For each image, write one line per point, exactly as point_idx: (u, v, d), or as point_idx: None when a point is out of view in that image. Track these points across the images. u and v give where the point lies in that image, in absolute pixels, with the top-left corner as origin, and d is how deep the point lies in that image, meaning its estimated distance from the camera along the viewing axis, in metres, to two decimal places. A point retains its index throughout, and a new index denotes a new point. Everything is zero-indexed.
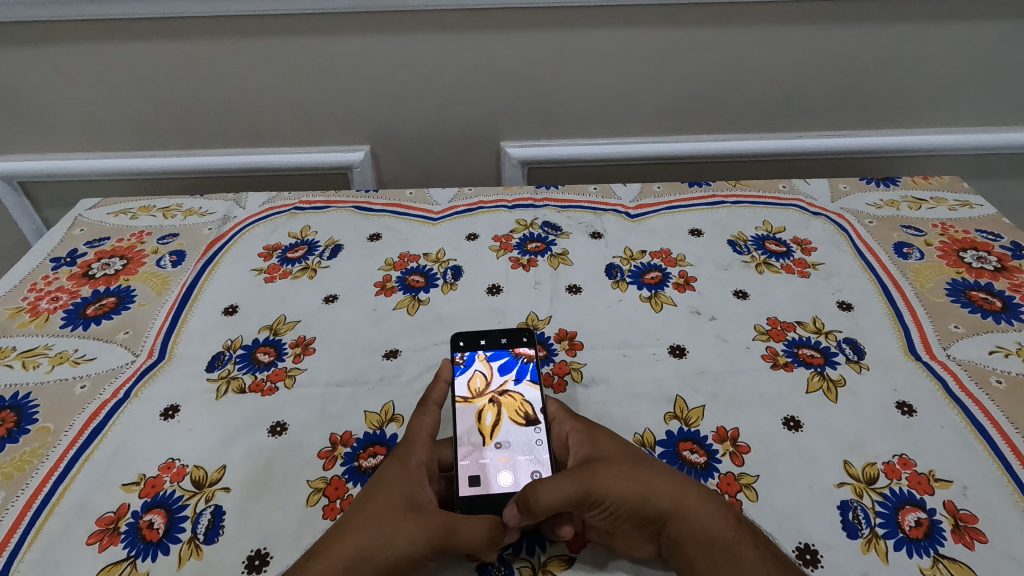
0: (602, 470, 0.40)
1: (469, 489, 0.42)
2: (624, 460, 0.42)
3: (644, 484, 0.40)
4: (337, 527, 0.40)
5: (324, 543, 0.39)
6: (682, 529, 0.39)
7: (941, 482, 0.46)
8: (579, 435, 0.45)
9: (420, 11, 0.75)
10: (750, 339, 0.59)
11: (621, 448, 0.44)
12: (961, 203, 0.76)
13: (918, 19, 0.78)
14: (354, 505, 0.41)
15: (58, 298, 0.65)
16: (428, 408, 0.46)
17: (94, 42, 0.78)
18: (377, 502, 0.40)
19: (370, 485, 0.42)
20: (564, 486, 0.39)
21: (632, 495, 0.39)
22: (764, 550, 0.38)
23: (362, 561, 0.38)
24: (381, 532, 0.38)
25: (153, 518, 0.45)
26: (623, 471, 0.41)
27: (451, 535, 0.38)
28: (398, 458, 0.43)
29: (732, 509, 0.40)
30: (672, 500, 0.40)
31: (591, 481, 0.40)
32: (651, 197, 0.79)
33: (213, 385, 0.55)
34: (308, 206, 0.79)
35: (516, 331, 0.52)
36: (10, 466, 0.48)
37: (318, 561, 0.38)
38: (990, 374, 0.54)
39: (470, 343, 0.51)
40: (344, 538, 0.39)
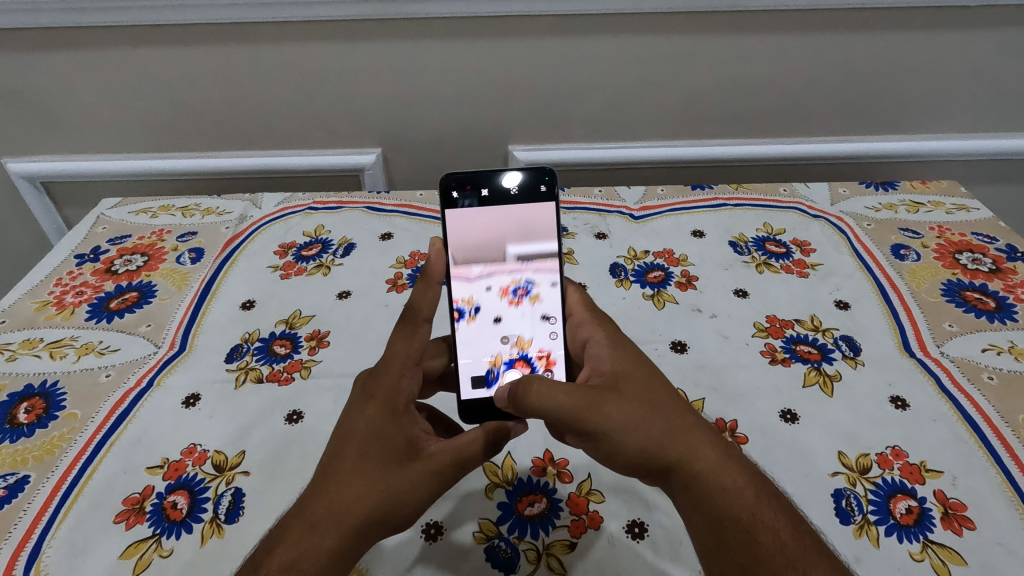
0: (612, 404, 0.42)
1: (473, 392, 0.49)
2: (645, 399, 0.43)
3: (655, 435, 0.41)
4: (331, 490, 0.40)
5: (325, 512, 0.39)
6: (682, 491, 0.41)
7: (931, 472, 0.48)
8: (608, 358, 0.46)
9: (432, 18, 0.78)
10: (749, 336, 0.61)
11: (648, 383, 0.44)
12: (958, 207, 0.78)
13: (918, 29, 0.80)
14: (344, 461, 0.41)
15: (83, 293, 0.68)
16: (415, 328, 0.46)
17: (118, 47, 0.81)
18: (375, 459, 0.41)
19: (359, 438, 0.42)
20: (567, 403, 0.41)
21: (634, 440, 0.41)
22: (784, 533, 0.38)
23: (375, 523, 0.40)
24: (393, 495, 0.40)
25: (177, 499, 0.47)
26: (635, 412, 0.42)
27: (456, 476, 0.43)
28: (382, 402, 0.43)
29: (759, 481, 0.41)
30: (683, 464, 0.41)
31: (596, 412, 0.41)
32: (654, 199, 0.82)
33: (231, 376, 0.57)
34: (322, 206, 0.81)
35: (535, 177, 0.50)
36: (41, 449, 0.51)
37: (329, 533, 0.39)
38: (982, 371, 0.55)
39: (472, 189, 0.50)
40: (350, 503, 0.39)
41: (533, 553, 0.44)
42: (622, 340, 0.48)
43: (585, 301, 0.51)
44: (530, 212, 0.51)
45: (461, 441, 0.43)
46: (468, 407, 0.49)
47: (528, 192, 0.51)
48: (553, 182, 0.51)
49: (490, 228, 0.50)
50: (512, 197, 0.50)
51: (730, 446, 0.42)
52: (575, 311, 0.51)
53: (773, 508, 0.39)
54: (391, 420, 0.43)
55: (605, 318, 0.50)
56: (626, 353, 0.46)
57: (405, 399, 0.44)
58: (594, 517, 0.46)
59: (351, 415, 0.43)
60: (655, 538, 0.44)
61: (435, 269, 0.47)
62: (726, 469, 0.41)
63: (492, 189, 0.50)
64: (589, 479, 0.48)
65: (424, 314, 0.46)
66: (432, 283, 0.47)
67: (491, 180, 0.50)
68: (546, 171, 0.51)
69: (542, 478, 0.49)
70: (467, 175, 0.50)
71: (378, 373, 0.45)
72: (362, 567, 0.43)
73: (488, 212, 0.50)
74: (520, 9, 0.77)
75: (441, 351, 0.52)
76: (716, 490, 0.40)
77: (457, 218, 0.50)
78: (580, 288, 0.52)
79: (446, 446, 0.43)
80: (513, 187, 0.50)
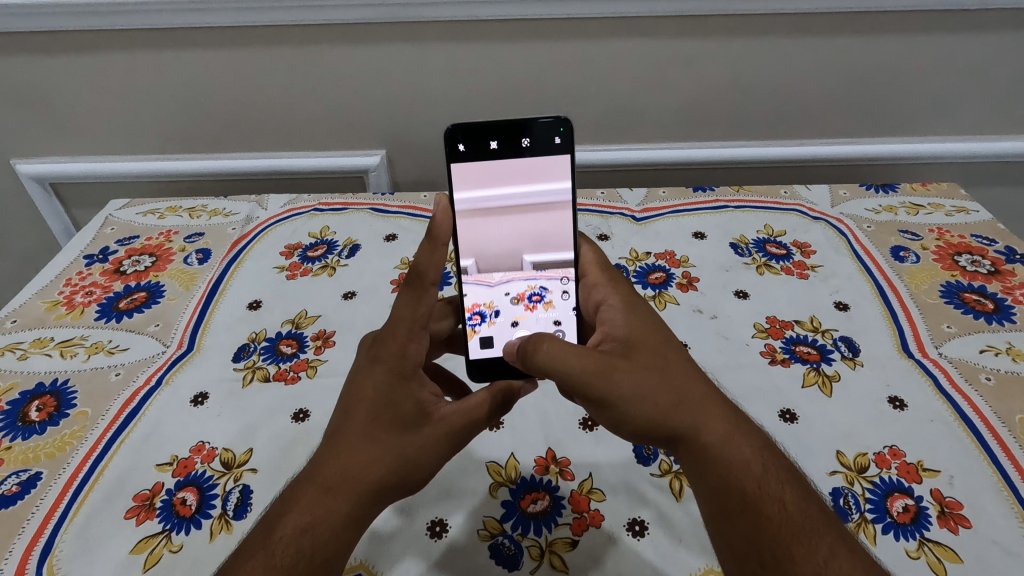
0: (623, 372, 0.42)
1: (481, 352, 0.52)
2: (656, 367, 0.43)
3: (665, 405, 0.41)
4: (344, 455, 0.40)
5: (339, 477, 0.40)
6: (691, 461, 0.41)
7: (928, 472, 0.48)
8: (621, 323, 0.46)
9: (436, 22, 0.79)
10: (749, 337, 0.61)
11: (659, 351, 0.44)
12: (958, 209, 0.79)
13: (918, 32, 0.80)
14: (356, 426, 0.42)
15: (92, 293, 0.69)
16: (422, 292, 0.46)
17: (127, 50, 0.82)
18: (387, 424, 0.42)
19: (370, 405, 0.42)
20: (579, 369, 0.42)
21: (644, 408, 0.41)
22: (791, 506, 0.39)
23: (389, 487, 0.41)
24: (407, 460, 0.41)
25: (186, 495, 0.48)
26: (646, 382, 0.42)
27: (465, 440, 0.44)
28: (390, 367, 0.44)
29: (768, 453, 0.41)
30: (691, 435, 0.41)
31: (608, 380, 0.41)
32: (656, 201, 0.82)
33: (239, 375, 0.58)
34: (327, 208, 0.82)
35: (549, 127, 0.50)
36: (52, 446, 0.52)
37: (344, 497, 0.39)
38: (980, 372, 0.56)
39: (482, 141, 0.49)
40: (364, 468, 0.40)
41: (535, 550, 0.45)
42: (636, 303, 0.48)
43: (599, 261, 0.51)
44: (542, 165, 0.50)
45: (469, 405, 0.45)
46: (475, 365, 0.51)
47: (542, 143, 0.50)
48: (569, 133, 0.50)
49: (501, 184, 0.50)
50: (524, 150, 0.50)
51: (740, 418, 0.43)
52: (590, 270, 0.51)
53: (780, 478, 0.40)
54: (401, 384, 0.44)
55: (621, 278, 0.50)
56: (639, 319, 0.46)
57: (412, 363, 0.45)
58: (595, 515, 0.46)
59: (359, 379, 0.44)
60: (656, 536, 0.45)
61: (441, 231, 0.46)
62: (733, 441, 0.41)
63: (503, 142, 0.50)
64: (590, 478, 0.49)
65: (430, 279, 0.46)
66: (438, 245, 0.46)
67: (503, 133, 0.49)
68: (561, 121, 0.50)
69: (545, 476, 0.49)
70: (476, 129, 0.49)
71: (385, 337, 0.45)
72: (370, 564, 0.44)
73: (499, 165, 0.50)
74: (523, 12, 0.78)
75: (447, 313, 0.54)
76: (722, 461, 0.40)
77: (466, 172, 0.50)
78: (595, 246, 0.52)
79: (456, 410, 0.44)
80: (526, 140, 0.50)
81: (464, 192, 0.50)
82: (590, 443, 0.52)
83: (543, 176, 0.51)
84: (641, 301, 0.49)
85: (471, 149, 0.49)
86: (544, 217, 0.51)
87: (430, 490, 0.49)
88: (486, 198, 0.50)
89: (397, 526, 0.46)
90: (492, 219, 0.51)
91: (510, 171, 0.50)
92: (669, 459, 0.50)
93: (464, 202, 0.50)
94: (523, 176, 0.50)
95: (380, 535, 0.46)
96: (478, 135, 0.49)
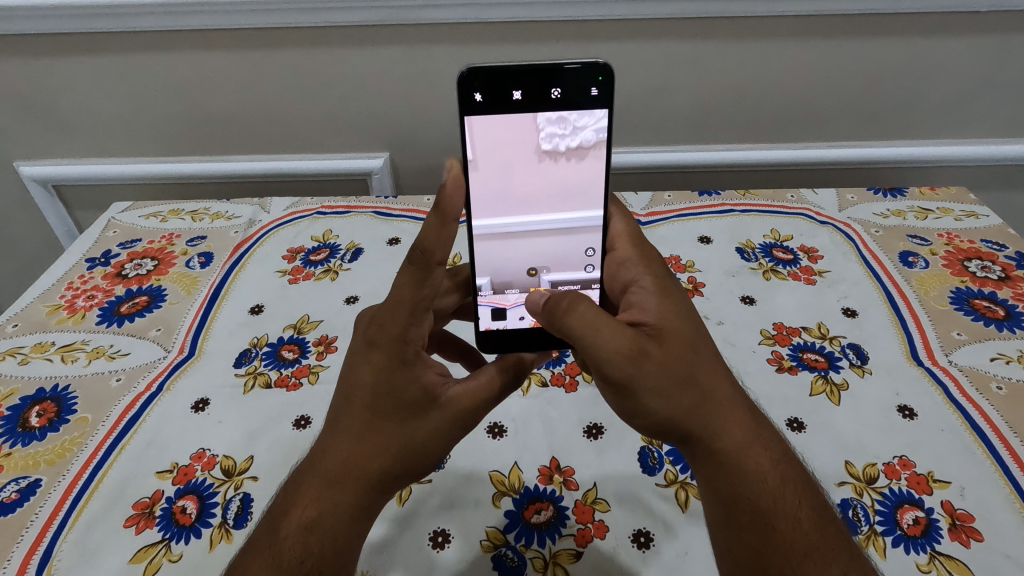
0: (655, 361, 0.40)
1: (493, 323, 0.50)
2: (689, 361, 0.41)
3: (689, 405, 0.40)
4: (346, 447, 0.40)
5: (341, 470, 0.39)
6: (705, 466, 0.41)
7: (939, 483, 0.47)
8: (655, 302, 0.43)
9: (439, 24, 0.78)
10: (756, 343, 0.61)
11: (693, 341, 0.42)
12: (967, 213, 0.78)
13: (927, 34, 0.80)
14: (356, 416, 0.40)
15: (94, 296, 0.69)
16: (426, 273, 0.40)
17: (130, 53, 0.81)
18: (388, 413, 0.40)
19: (371, 392, 0.40)
20: (612, 347, 0.39)
21: (668, 404, 0.40)
22: (804, 525, 0.38)
23: (395, 476, 0.40)
24: (411, 448, 0.40)
25: (186, 503, 0.48)
26: (675, 373, 0.40)
27: (473, 418, 0.43)
28: (390, 354, 0.40)
29: (787, 466, 0.40)
30: (710, 439, 0.40)
31: (638, 366, 0.39)
32: (661, 204, 0.82)
33: (240, 380, 0.58)
34: (330, 211, 0.82)
35: (586, 75, 0.43)
36: (52, 453, 0.51)
37: (348, 490, 0.39)
38: (991, 380, 0.55)
39: (502, 90, 0.43)
40: (367, 459, 0.39)
41: (539, 562, 0.44)
42: (670, 283, 0.45)
43: (630, 234, 0.49)
44: (570, 120, 0.44)
45: (478, 384, 0.43)
46: (485, 337, 0.49)
47: (574, 95, 0.43)
48: (607, 83, 0.43)
49: (521, 163, 0.45)
50: (553, 102, 0.43)
51: (761, 424, 0.42)
52: (620, 243, 0.49)
53: (796, 496, 0.39)
54: (404, 371, 0.40)
55: (653, 257, 0.48)
56: (674, 300, 0.44)
57: (414, 346, 0.42)
58: (599, 527, 0.46)
59: (356, 364, 0.41)
60: (661, 548, 0.44)
61: (452, 206, 0.39)
62: (752, 450, 0.40)
63: (528, 92, 0.43)
64: (595, 488, 0.48)
65: (438, 259, 0.40)
66: (449, 222, 0.40)
67: (529, 80, 0.43)
68: (600, 68, 0.43)
69: (548, 486, 0.49)
70: (496, 75, 0.42)
71: (382, 320, 0.41)
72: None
73: (520, 122, 0.44)
74: (526, 15, 0.77)
75: (452, 289, 0.52)
76: (738, 471, 0.40)
77: (482, 125, 0.44)
78: (626, 217, 0.50)
79: (464, 391, 0.42)
80: (555, 90, 0.43)
81: (480, 221, 0.47)
82: (594, 452, 0.51)
83: (569, 146, 0.45)
84: (675, 281, 0.46)
85: (489, 100, 0.43)
86: (559, 240, 0.49)
87: (432, 500, 0.48)
88: (504, 224, 0.47)
89: (399, 537, 0.46)
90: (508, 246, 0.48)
91: (533, 197, 0.47)
92: (674, 469, 0.49)
93: (482, 230, 0.47)
94: (546, 195, 0.47)
95: (382, 545, 0.45)
96: (498, 83, 0.43)
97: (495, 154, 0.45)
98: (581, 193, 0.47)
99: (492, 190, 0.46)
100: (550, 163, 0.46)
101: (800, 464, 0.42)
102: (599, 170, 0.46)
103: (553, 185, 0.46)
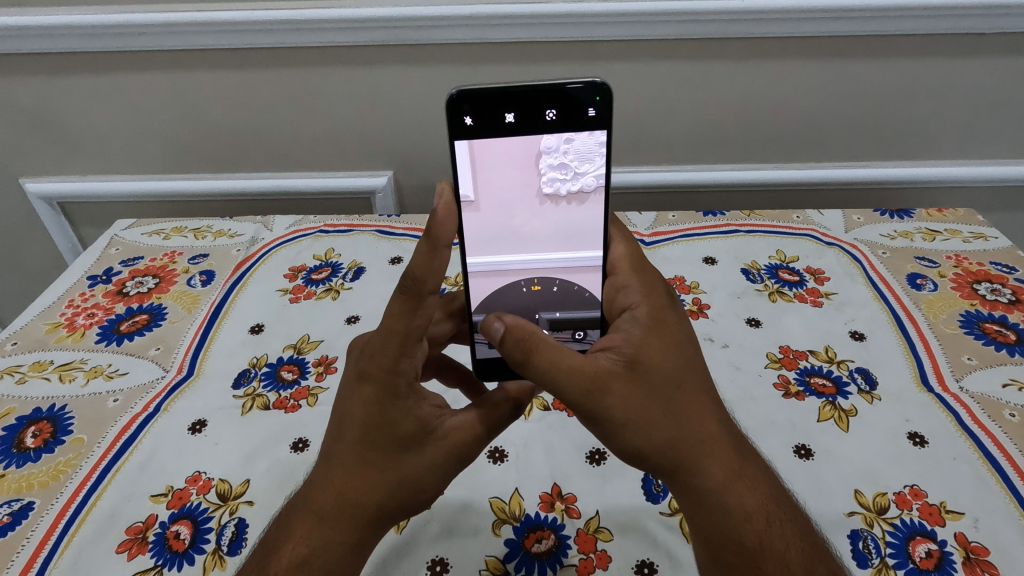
0: (618, 398, 0.39)
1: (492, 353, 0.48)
2: (664, 398, 0.40)
3: (664, 442, 0.39)
4: (339, 482, 0.39)
5: (334, 506, 0.39)
6: (691, 504, 0.40)
7: (952, 514, 0.46)
8: (637, 338, 0.41)
9: (444, 44, 0.79)
10: (762, 367, 0.60)
11: (675, 375, 0.40)
12: (975, 235, 0.77)
13: (932, 56, 0.79)
14: (348, 450, 0.39)
15: (94, 314, 0.68)
16: (418, 301, 0.39)
17: (138, 72, 0.82)
18: (382, 448, 0.39)
19: (363, 427, 0.39)
20: (570, 387, 0.39)
21: (638, 437, 0.39)
22: (794, 566, 0.37)
23: (389, 511, 0.40)
24: (404, 485, 0.40)
25: (180, 528, 0.47)
26: (645, 408, 0.39)
27: (470, 451, 0.43)
28: (382, 387, 0.39)
29: (772, 503, 0.40)
30: (690, 475, 0.40)
31: (599, 402, 0.39)
32: (666, 224, 0.81)
33: (238, 402, 0.57)
34: (333, 229, 0.82)
35: (583, 96, 0.42)
36: (46, 475, 0.50)
37: (341, 527, 0.39)
38: (1003, 407, 0.54)
39: (491, 114, 0.42)
40: (360, 495, 0.39)
41: None
42: (668, 316, 0.43)
43: (632, 259, 0.47)
44: (571, 158, 0.44)
45: (473, 417, 0.43)
46: (483, 365, 0.48)
47: (570, 117, 0.42)
48: (606, 102, 0.42)
49: (517, 194, 0.45)
50: (548, 124, 0.43)
51: (749, 462, 0.41)
52: (619, 269, 0.46)
53: (784, 536, 0.38)
54: (397, 405, 0.40)
55: (655, 285, 0.45)
56: (664, 334, 0.42)
57: (407, 378, 0.41)
58: (602, 557, 0.45)
59: (347, 395, 0.40)
60: None
61: (444, 232, 0.38)
62: (735, 489, 0.39)
63: (521, 115, 0.42)
64: (597, 516, 0.47)
65: (429, 287, 0.38)
66: (439, 248, 0.38)
67: (520, 103, 0.42)
68: (598, 88, 0.41)
69: (550, 513, 0.48)
70: (484, 99, 0.41)
71: (373, 351, 0.40)
72: None
73: (513, 145, 0.43)
74: (531, 35, 0.77)
75: (445, 317, 0.52)
76: (721, 510, 0.39)
77: (474, 152, 0.43)
78: (628, 240, 0.48)
79: (459, 423, 0.42)
80: (551, 111, 0.42)
81: (479, 257, 0.47)
82: (597, 478, 0.50)
83: (567, 184, 0.45)
84: (675, 312, 0.44)
85: (480, 124, 0.42)
86: (558, 281, 0.48)
87: (431, 527, 0.47)
88: (501, 262, 0.47)
89: (397, 565, 0.45)
90: (505, 283, 0.48)
91: (532, 236, 0.47)
92: None
93: (480, 266, 0.48)
94: (543, 232, 0.47)
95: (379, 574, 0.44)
96: (488, 107, 0.42)
97: (490, 180, 0.44)
98: (576, 234, 0.47)
99: (491, 227, 0.46)
100: (551, 206, 0.46)
101: (788, 499, 0.41)
102: (598, 215, 0.46)
103: (552, 221, 0.47)
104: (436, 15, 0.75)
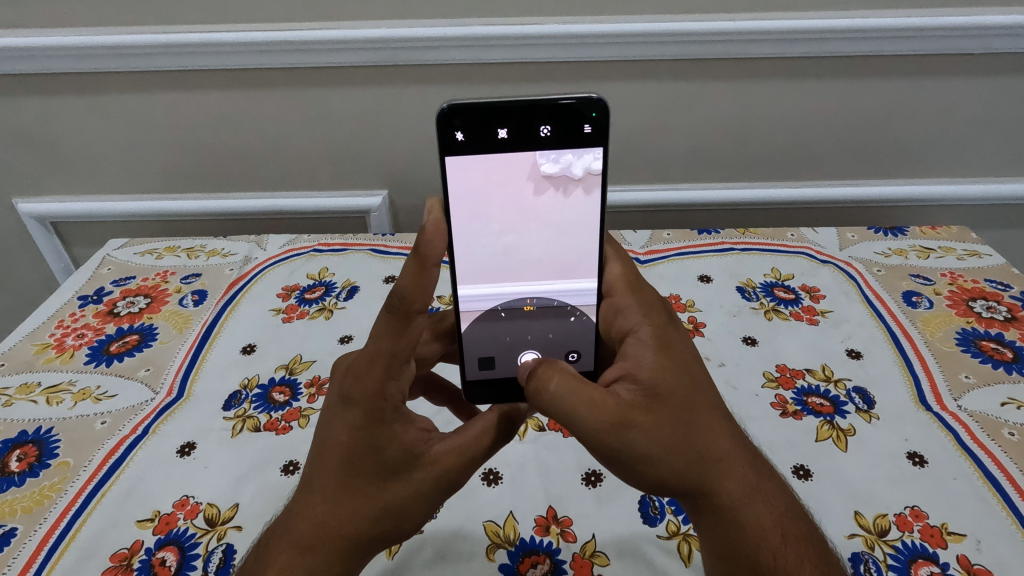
0: (639, 430, 0.38)
1: (480, 373, 0.49)
2: (681, 423, 0.39)
3: (683, 468, 0.38)
4: (321, 510, 0.38)
5: (315, 535, 0.38)
6: (712, 526, 0.39)
7: (953, 536, 0.45)
8: (650, 363, 0.41)
9: (440, 65, 0.79)
10: (760, 387, 0.59)
11: (687, 396, 0.40)
12: (970, 253, 0.77)
13: (923, 75, 0.80)
14: (331, 477, 0.38)
15: (83, 335, 0.67)
16: (404, 322, 0.39)
17: (133, 92, 0.82)
18: (366, 475, 0.38)
19: (345, 452, 0.38)
20: (590, 421, 0.38)
21: (661, 469, 0.38)
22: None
23: (372, 540, 0.39)
24: (388, 512, 0.39)
25: (165, 555, 0.45)
26: (666, 438, 0.38)
27: (459, 479, 0.41)
28: (367, 412, 0.39)
29: (785, 518, 0.39)
30: (708, 496, 0.39)
31: (622, 436, 0.38)
32: (660, 243, 0.81)
33: (229, 424, 0.56)
34: (327, 248, 0.81)
35: (581, 109, 0.42)
36: (30, 499, 0.49)
37: (322, 557, 0.37)
38: (1002, 426, 0.53)
39: (482, 128, 0.42)
40: (342, 524, 0.38)
41: None
42: (672, 335, 0.43)
43: (628, 278, 0.47)
44: (573, 149, 0.43)
45: (464, 441, 0.42)
46: (473, 386, 0.48)
47: (564, 132, 0.42)
48: (602, 118, 0.42)
49: (521, 188, 0.44)
50: (542, 140, 0.42)
51: (763, 478, 0.40)
52: (616, 289, 0.46)
53: (799, 553, 0.38)
54: (383, 429, 0.39)
55: (653, 302, 0.45)
56: (672, 354, 0.41)
57: (392, 403, 0.40)
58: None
59: (331, 419, 0.40)
60: None
61: (433, 250, 0.38)
62: (751, 506, 0.39)
63: (513, 130, 0.42)
64: (593, 541, 0.46)
65: (416, 308, 0.38)
66: (427, 266, 0.38)
67: (513, 117, 0.42)
68: (595, 104, 0.41)
69: (545, 537, 0.47)
70: (476, 113, 0.41)
71: (358, 373, 0.39)
72: None
73: (506, 160, 0.43)
74: (526, 56, 0.78)
75: (434, 337, 0.51)
76: (739, 529, 0.38)
77: (465, 166, 0.43)
78: (623, 260, 0.47)
79: (448, 448, 0.41)
80: (545, 127, 0.42)
81: (470, 277, 0.47)
82: (593, 500, 0.49)
83: (581, 162, 0.44)
84: (677, 330, 0.44)
85: (471, 138, 0.42)
86: (551, 301, 0.48)
87: (424, 552, 0.46)
88: (494, 286, 0.47)
89: None
90: (498, 306, 0.48)
91: (525, 256, 0.46)
92: (676, 519, 0.47)
93: (471, 285, 0.47)
94: (542, 243, 0.46)
95: None
96: (480, 121, 0.42)
97: (483, 191, 0.44)
98: (586, 227, 0.46)
99: (481, 245, 0.46)
100: (545, 220, 0.45)
101: (802, 514, 0.40)
102: (591, 237, 0.46)
103: (545, 235, 0.46)
104: (433, 35, 0.75)
